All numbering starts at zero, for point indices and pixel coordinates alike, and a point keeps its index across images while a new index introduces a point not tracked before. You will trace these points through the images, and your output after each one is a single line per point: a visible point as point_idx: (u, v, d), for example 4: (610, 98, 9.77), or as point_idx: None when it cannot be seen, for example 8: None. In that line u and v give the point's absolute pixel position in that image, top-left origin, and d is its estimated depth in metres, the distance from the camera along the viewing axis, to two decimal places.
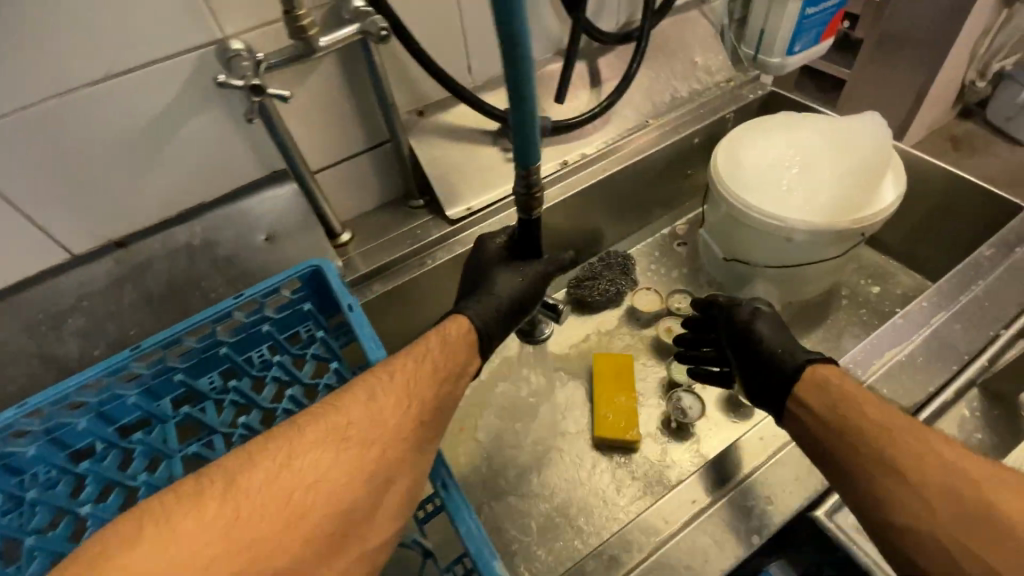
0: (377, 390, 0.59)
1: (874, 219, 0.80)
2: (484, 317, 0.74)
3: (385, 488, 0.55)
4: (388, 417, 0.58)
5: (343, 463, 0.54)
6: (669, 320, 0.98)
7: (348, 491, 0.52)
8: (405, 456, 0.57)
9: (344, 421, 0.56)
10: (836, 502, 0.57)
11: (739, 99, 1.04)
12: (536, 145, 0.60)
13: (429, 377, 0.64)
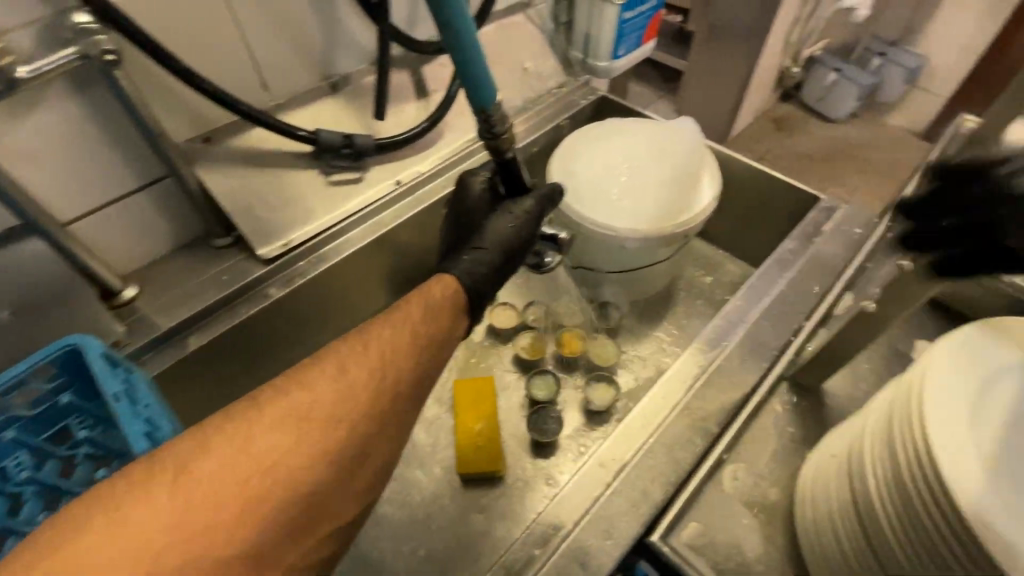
0: (348, 363, 0.51)
1: (695, 222, 0.83)
2: (472, 273, 0.63)
3: (354, 470, 0.47)
4: (364, 392, 0.50)
5: (310, 446, 0.45)
6: (526, 334, 0.95)
7: (317, 470, 0.44)
8: (379, 436, 0.50)
9: (308, 398, 0.47)
10: (670, 524, 0.54)
11: (573, 104, 1.05)
12: (481, 78, 0.60)
13: (405, 348, 0.55)
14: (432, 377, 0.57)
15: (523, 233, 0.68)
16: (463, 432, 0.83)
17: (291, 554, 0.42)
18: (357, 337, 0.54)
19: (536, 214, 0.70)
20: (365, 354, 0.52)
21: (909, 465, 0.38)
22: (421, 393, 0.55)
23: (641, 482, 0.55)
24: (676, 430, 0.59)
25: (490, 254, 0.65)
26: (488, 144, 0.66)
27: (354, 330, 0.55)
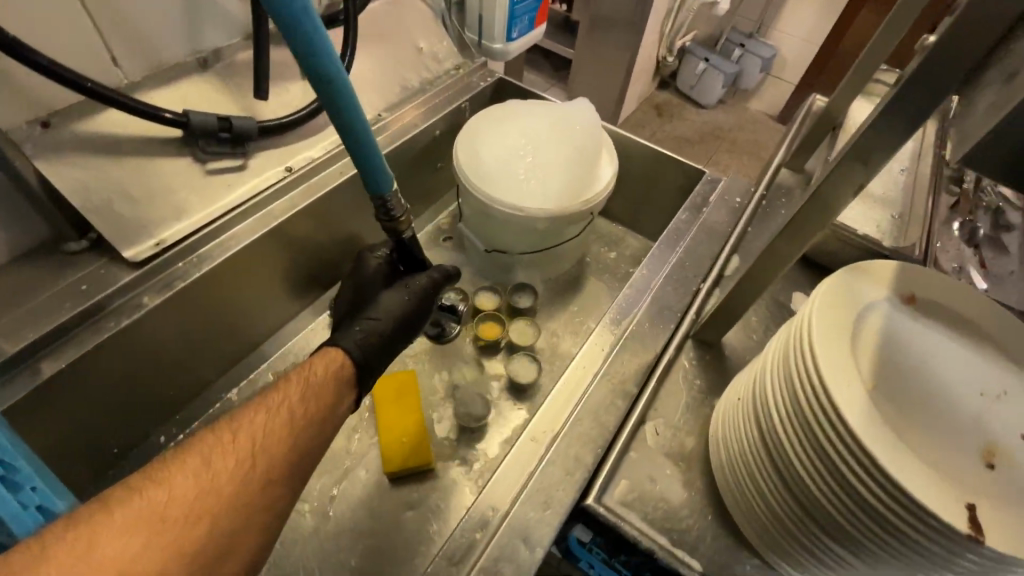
0: (211, 456, 0.47)
1: (598, 197, 0.86)
2: (364, 344, 0.66)
3: (215, 574, 0.42)
4: (231, 483, 0.46)
5: (163, 550, 0.39)
6: (445, 322, 0.92)
7: (175, 573, 0.39)
8: (249, 529, 0.45)
9: (166, 492, 0.43)
10: (605, 483, 0.56)
11: (472, 86, 1.03)
12: (383, 169, 0.60)
13: (284, 430, 0.52)
14: (311, 461, 0.54)
15: (414, 306, 0.73)
16: (386, 431, 0.79)
17: None
18: (225, 425, 0.50)
19: (429, 290, 0.75)
20: (235, 441, 0.49)
21: (798, 399, 0.42)
22: (296, 479, 0.52)
23: (572, 451, 0.57)
24: (599, 396, 0.61)
25: (385, 325, 0.69)
26: (386, 227, 0.66)
27: (226, 418, 0.51)
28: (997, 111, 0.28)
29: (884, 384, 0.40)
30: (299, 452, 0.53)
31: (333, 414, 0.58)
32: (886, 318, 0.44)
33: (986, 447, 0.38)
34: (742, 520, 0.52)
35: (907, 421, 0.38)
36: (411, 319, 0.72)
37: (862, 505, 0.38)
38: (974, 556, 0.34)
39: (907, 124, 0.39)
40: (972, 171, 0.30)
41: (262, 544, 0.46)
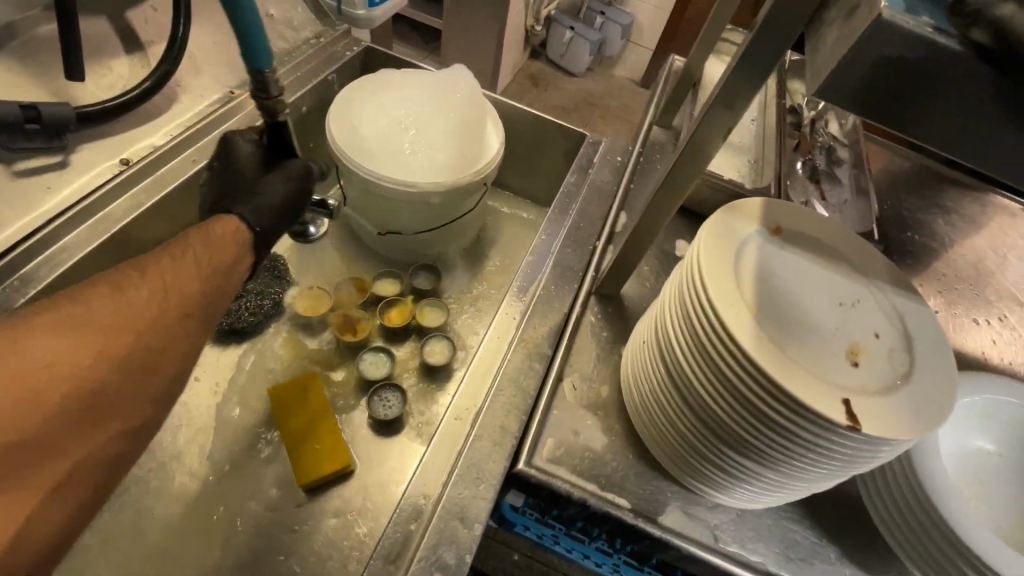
0: (124, 285, 0.51)
1: (490, 167, 0.85)
2: (258, 215, 0.64)
3: (143, 379, 0.48)
4: (148, 311, 0.51)
5: (91, 350, 0.45)
6: (343, 315, 0.86)
7: (101, 370, 0.45)
8: (170, 345, 0.51)
9: (83, 307, 0.47)
10: (532, 446, 0.56)
11: (337, 56, 0.95)
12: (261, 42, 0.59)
13: (194, 272, 0.56)
14: (222, 303, 0.58)
15: (294, 191, 0.68)
16: (294, 444, 0.73)
17: (83, 446, 0.43)
18: (134, 265, 0.54)
19: (305, 178, 0.70)
20: (142, 278, 0.53)
21: (695, 333, 0.45)
22: (210, 317, 0.57)
23: (498, 420, 0.57)
24: (515, 363, 0.62)
25: (271, 204, 0.66)
26: (262, 107, 0.64)
27: (137, 261, 0.55)
28: (839, 47, 0.31)
29: (765, 308, 0.44)
30: (208, 293, 0.56)
31: (234, 271, 0.59)
32: (759, 248, 0.48)
33: (850, 349, 0.44)
34: (659, 453, 0.56)
35: (787, 338, 0.43)
36: (293, 203, 0.67)
37: (759, 417, 0.43)
38: (851, 442, 0.40)
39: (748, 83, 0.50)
40: (826, 104, 0.33)
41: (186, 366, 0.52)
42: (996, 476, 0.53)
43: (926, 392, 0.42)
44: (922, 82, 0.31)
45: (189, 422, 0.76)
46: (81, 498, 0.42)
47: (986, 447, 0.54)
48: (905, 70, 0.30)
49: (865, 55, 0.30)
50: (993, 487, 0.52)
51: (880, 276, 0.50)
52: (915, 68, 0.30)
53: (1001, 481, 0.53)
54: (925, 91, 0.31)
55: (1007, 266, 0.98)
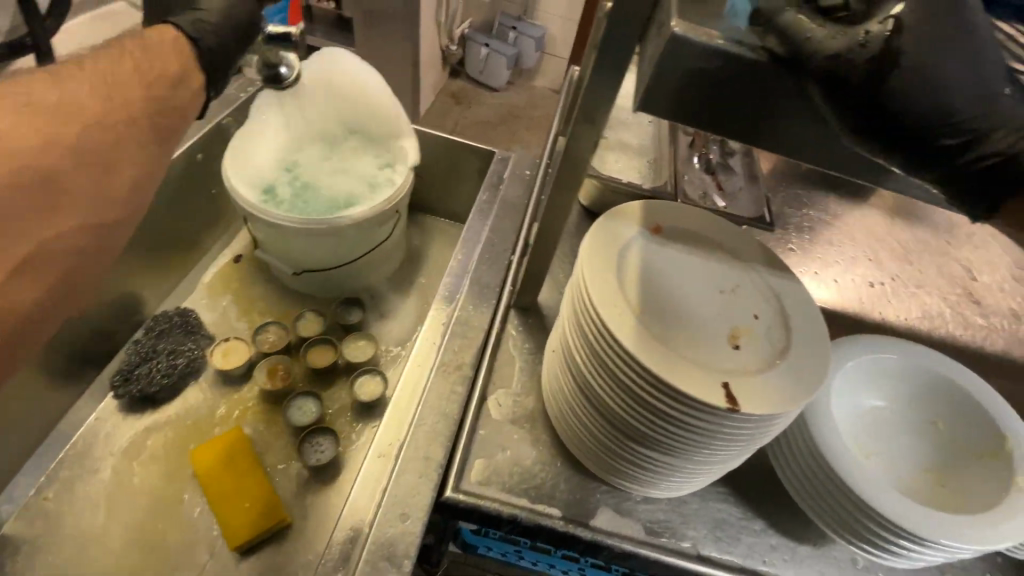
0: (60, 74, 0.46)
1: (401, 193, 0.85)
2: (200, 29, 0.54)
3: (107, 172, 0.44)
4: (95, 101, 0.45)
5: (30, 131, 0.40)
6: (266, 362, 0.83)
7: (51, 154, 0.41)
8: (130, 143, 0.46)
9: (10, 87, 0.42)
10: (461, 470, 0.56)
11: (231, 98, 0.92)
12: None
13: (140, 72, 0.50)
14: (186, 109, 0.53)
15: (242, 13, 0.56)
16: (221, 504, 0.70)
17: (42, 231, 0.39)
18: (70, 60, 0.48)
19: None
20: (81, 73, 0.47)
21: (587, 339, 0.47)
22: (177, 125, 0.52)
23: (421, 449, 0.57)
24: (437, 388, 0.62)
25: (211, 15, 0.55)
26: None
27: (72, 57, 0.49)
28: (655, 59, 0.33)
29: (647, 307, 0.47)
30: (165, 98, 0.51)
31: (189, 80, 0.53)
32: (641, 250, 0.51)
33: (731, 334, 0.47)
34: (582, 457, 0.57)
35: (670, 333, 0.45)
36: (242, 24, 0.56)
37: (654, 412, 0.45)
38: (737, 422, 0.43)
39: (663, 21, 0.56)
40: (649, 115, 0.36)
41: (151, 165, 0.48)
42: (889, 430, 0.57)
43: (802, 363, 0.46)
44: (732, 86, 0.34)
45: (104, 500, 0.71)
46: (52, 284, 0.40)
47: (878, 404, 0.58)
48: (711, 79, 0.34)
49: (675, 66, 0.34)
50: (886, 441, 0.56)
51: (757, 261, 0.54)
52: (721, 75, 0.34)
53: (895, 433, 0.56)
54: (727, 88, 0.35)
55: (897, 231, 1.06)
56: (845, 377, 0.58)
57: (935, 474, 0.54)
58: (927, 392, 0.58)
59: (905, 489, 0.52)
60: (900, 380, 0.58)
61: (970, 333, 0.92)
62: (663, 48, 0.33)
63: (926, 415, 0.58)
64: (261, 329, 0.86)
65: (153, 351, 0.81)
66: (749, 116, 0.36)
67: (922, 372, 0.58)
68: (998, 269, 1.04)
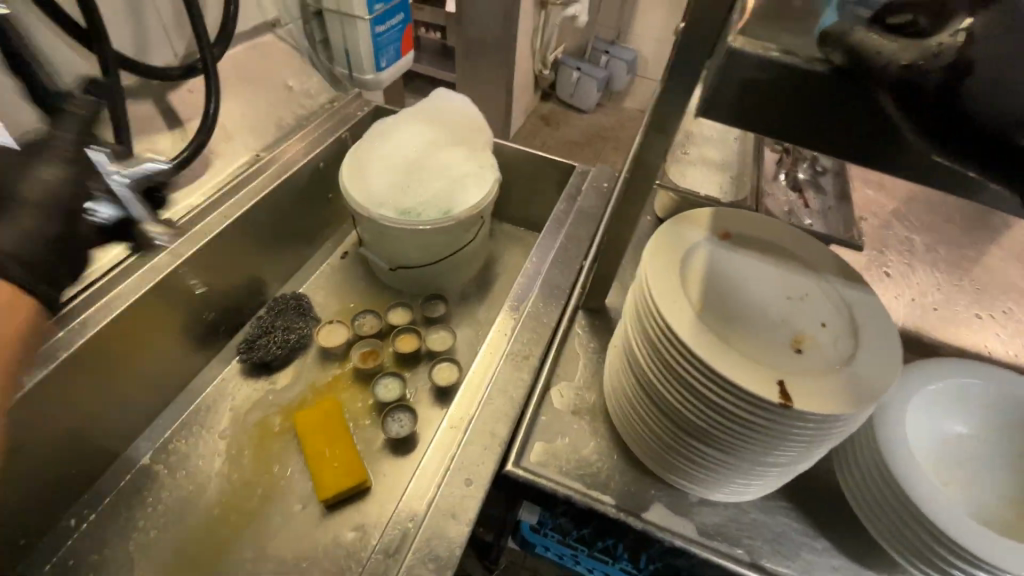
0: None
1: (486, 201, 0.93)
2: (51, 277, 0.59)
3: None
4: None
5: None
6: (360, 344, 0.93)
7: None
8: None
9: None
10: (520, 448, 0.60)
11: (349, 117, 1.07)
12: None
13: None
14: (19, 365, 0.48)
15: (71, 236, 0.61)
16: (315, 461, 0.80)
17: None
18: None
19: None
20: None
21: (648, 331, 0.50)
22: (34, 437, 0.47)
23: (489, 426, 0.61)
24: (506, 372, 0.67)
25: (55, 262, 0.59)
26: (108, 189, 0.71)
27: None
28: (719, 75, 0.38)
29: (708, 304, 0.49)
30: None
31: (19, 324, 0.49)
32: (707, 253, 0.53)
33: (794, 336, 0.48)
34: (639, 451, 0.59)
35: (730, 329, 0.47)
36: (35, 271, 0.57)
37: (708, 403, 0.46)
38: (791, 421, 0.43)
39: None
40: (711, 121, 0.41)
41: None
42: (972, 457, 0.54)
43: (868, 372, 0.45)
44: (793, 92, 0.38)
45: (224, 446, 0.85)
46: None
47: (961, 431, 0.56)
48: (766, 89, 0.38)
49: (731, 76, 0.38)
50: (969, 467, 0.54)
51: (830, 271, 0.54)
52: (777, 86, 0.38)
53: (978, 461, 0.54)
54: (796, 96, 0.38)
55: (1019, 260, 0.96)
56: (928, 397, 0.56)
57: (1021, 508, 0.51)
58: (1018, 424, 0.55)
59: (988, 518, 0.50)
60: (987, 409, 0.56)
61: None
62: (720, 62, 0.38)
63: (1015, 449, 0.55)
64: (359, 315, 0.97)
65: (270, 326, 0.94)
66: (809, 120, 0.38)
67: (1013, 404, 0.56)
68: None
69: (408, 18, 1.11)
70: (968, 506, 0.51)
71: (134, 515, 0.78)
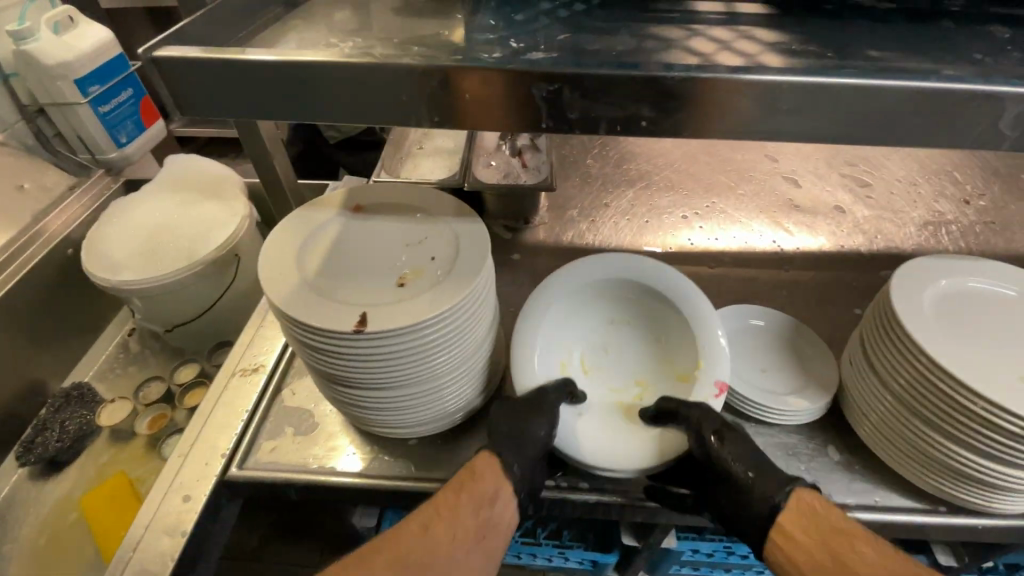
0: None
1: (236, 237, 0.94)
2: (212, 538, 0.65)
3: None
4: None
5: None
6: (145, 415, 0.95)
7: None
8: None
9: None
10: (245, 452, 0.64)
11: (98, 199, 1.08)
12: None
13: None
14: None
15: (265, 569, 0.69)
16: (104, 539, 0.81)
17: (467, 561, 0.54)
18: None
19: None
20: None
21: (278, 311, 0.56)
22: None
23: (211, 440, 0.64)
24: (234, 385, 0.70)
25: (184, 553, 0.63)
26: None
27: None
28: (172, 82, 0.45)
29: (318, 269, 0.56)
30: None
31: None
32: (332, 228, 0.60)
33: (400, 276, 0.56)
34: (347, 418, 0.65)
35: (333, 285, 0.54)
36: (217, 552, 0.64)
37: (327, 352, 0.53)
38: (382, 341, 0.51)
39: (270, 11, 0.58)
40: (194, 118, 0.47)
41: None
42: (616, 358, 0.67)
43: (450, 285, 0.54)
44: (232, 76, 0.44)
45: (18, 554, 0.84)
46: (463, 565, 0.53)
47: (612, 339, 0.69)
48: (205, 77, 0.44)
49: (177, 79, 0.44)
50: (609, 354, 0.68)
51: (446, 214, 0.62)
52: (217, 73, 0.44)
53: (616, 346, 0.68)
54: (222, 77, 0.44)
55: (723, 158, 1.09)
56: (575, 296, 0.67)
57: (642, 392, 0.64)
58: (659, 309, 0.66)
59: (608, 399, 0.64)
60: (634, 300, 0.68)
61: (793, 232, 0.95)
62: (157, 73, 0.44)
63: (657, 333, 0.68)
64: (141, 385, 0.97)
65: (47, 422, 0.92)
66: (252, 92, 0.45)
67: (648, 301, 0.67)
68: (829, 170, 1.06)
69: (137, 89, 1.13)
70: (594, 391, 0.65)
71: None
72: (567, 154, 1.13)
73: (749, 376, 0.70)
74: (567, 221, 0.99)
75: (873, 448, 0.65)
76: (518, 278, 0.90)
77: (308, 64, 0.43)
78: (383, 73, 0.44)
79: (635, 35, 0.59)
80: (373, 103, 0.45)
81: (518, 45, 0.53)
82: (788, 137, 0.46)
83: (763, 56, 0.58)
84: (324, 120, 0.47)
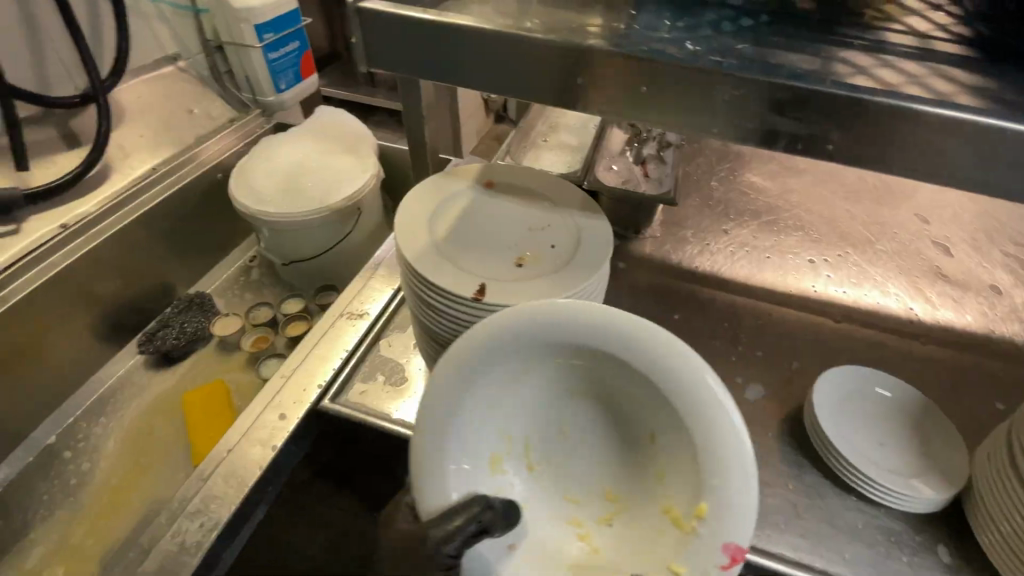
0: None
1: (362, 192, 1.00)
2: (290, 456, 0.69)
3: None
4: None
5: None
6: (250, 335, 1.05)
7: None
8: None
9: None
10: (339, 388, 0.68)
11: (250, 134, 1.20)
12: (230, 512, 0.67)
13: None
14: None
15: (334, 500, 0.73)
16: (197, 435, 0.90)
17: None
18: None
19: None
20: None
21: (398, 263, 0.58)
22: None
23: (310, 370, 0.69)
24: (339, 326, 0.74)
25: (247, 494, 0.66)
26: None
27: None
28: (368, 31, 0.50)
29: (445, 233, 0.58)
30: None
31: None
32: (465, 198, 0.62)
33: (519, 256, 0.57)
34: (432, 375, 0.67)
35: (457, 251, 0.56)
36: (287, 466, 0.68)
37: (437, 312, 0.55)
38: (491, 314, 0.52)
39: None
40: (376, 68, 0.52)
41: None
42: (579, 445, 0.52)
43: (569, 274, 0.54)
44: (419, 34, 0.48)
45: (127, 429, 0.95)
46: None
47: (581, 411, 0.51)
48: (396, 31, 0.49)
49: (372, 29, 0.49)
50: (573, 439, 0.52)
51: (574, 205, 0.62)
52: (407, 29, 0.48)
53: (588, 428, 0.52)
54: (410, 34, 0.48)
55: (864, 207, 1.00)
56: (528, 354, 0.48)
57: (609, 505, 0.50)
58: (651, 403, 0.47)
59: (560, 512, 0.51)
60: (613, 367, 0.47)
61: (935, 304, 0.85)
62: (358, 20, 0.49)
63: (648, 424, 0.48)
64: (253, 307, 1.07)
65: (169, 321, 1.04)
66: (431, 53, 0.49)
67: (639, 378, 0.46)
68: (991, 246, 0.94)
69: (303, 45, 1.22)
70: (544, 493, 0.51)
71: (35, 492, 0.88)
72: (691, 172, 1.08)
73: (858, 443, 0.64)
74: (679, 240, 0.95)
75: (995, 561, 0.56)
76: (619, 286, 0.88)
77: (488, 36, 0.47)
78: (553, 54, 0.46)
79: (819, 59, 0.55)
80: (535, 81, 0.48)
81: (694, 48, 0.51)
82: (992, 193, 0.41)
83: (965, 102, 0.52)
84: (484, 90, 0.50)
